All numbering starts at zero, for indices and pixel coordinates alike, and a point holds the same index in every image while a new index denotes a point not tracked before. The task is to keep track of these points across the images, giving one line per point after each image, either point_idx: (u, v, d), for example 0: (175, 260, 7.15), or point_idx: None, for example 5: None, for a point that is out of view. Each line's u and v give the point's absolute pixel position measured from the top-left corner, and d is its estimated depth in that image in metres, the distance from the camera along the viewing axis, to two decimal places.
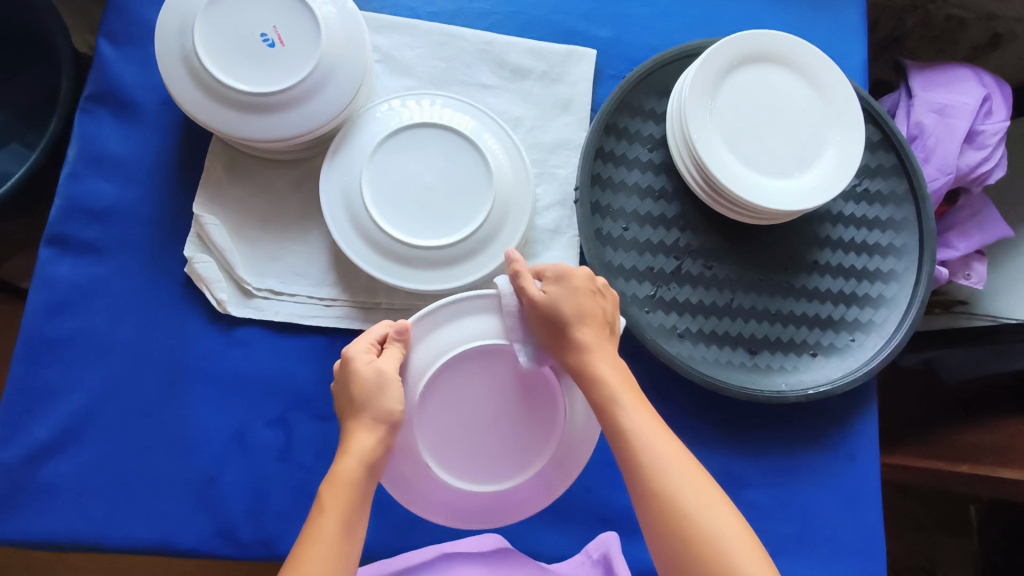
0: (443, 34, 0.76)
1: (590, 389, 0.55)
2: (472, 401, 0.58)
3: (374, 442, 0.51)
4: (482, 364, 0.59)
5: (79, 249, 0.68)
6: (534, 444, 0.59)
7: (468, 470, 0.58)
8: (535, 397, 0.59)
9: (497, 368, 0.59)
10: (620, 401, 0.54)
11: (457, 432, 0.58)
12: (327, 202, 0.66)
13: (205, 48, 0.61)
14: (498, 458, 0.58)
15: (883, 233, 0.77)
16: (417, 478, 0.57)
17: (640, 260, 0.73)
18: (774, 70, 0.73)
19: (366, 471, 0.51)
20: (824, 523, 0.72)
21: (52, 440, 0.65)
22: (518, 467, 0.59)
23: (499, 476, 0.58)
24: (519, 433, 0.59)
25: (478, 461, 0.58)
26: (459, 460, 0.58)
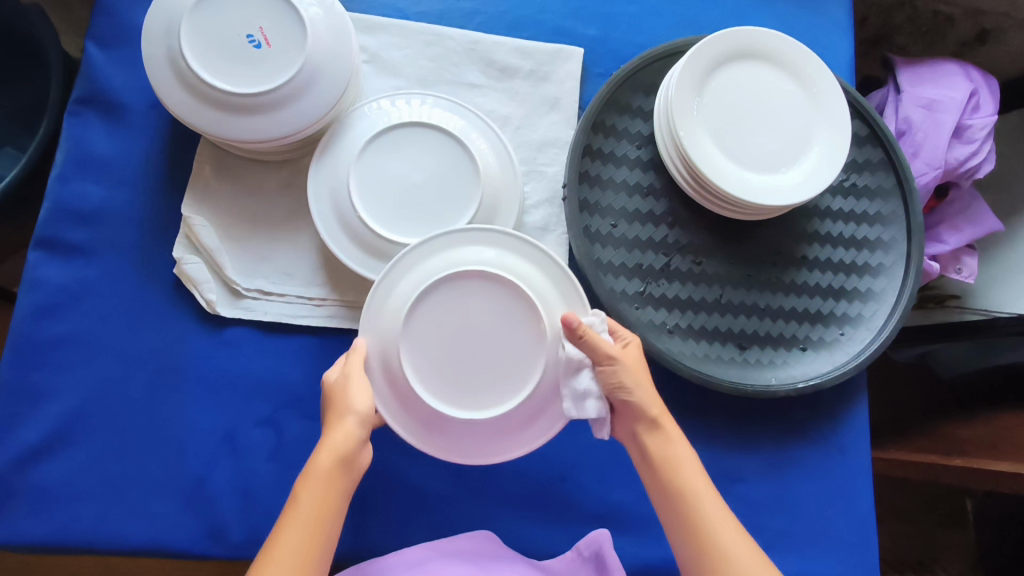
0: (430, 34, 0.76)
1: (639, 429, 0.59)
2: (451, 340, 0.56)
3: (346, 435, 0.53)
4: (432, 311, 0.56)
5: (68, 252, 0.68)
6: (529, 347, 0.56)
7: (490, 399, 0.56)
8: (490, 298, 0.57)
9: (457, 298, 0.57)
10: (669, 433, 0.58)
11: (455, 372, 0.56)
12: (315, 203, 0.66)
13: (191, 49, 0.61)
14: (502, 373, 0.56)
15: (871, 227, 0.77)
16: (434, 424, 0.57)
17: (629, 256, 0.73)
18: (760, 67, 0.73)
19: (341, 463, 0.53)
20: (816, 517, 0.72)
21: (42, 442, 0.65)
22: (523, 375, 0.56)
23: (509, 391, 0.56)
24: (509, 341, 0.57)
25: (487, 384, 0.56)
26: (468, 394, 0.56)
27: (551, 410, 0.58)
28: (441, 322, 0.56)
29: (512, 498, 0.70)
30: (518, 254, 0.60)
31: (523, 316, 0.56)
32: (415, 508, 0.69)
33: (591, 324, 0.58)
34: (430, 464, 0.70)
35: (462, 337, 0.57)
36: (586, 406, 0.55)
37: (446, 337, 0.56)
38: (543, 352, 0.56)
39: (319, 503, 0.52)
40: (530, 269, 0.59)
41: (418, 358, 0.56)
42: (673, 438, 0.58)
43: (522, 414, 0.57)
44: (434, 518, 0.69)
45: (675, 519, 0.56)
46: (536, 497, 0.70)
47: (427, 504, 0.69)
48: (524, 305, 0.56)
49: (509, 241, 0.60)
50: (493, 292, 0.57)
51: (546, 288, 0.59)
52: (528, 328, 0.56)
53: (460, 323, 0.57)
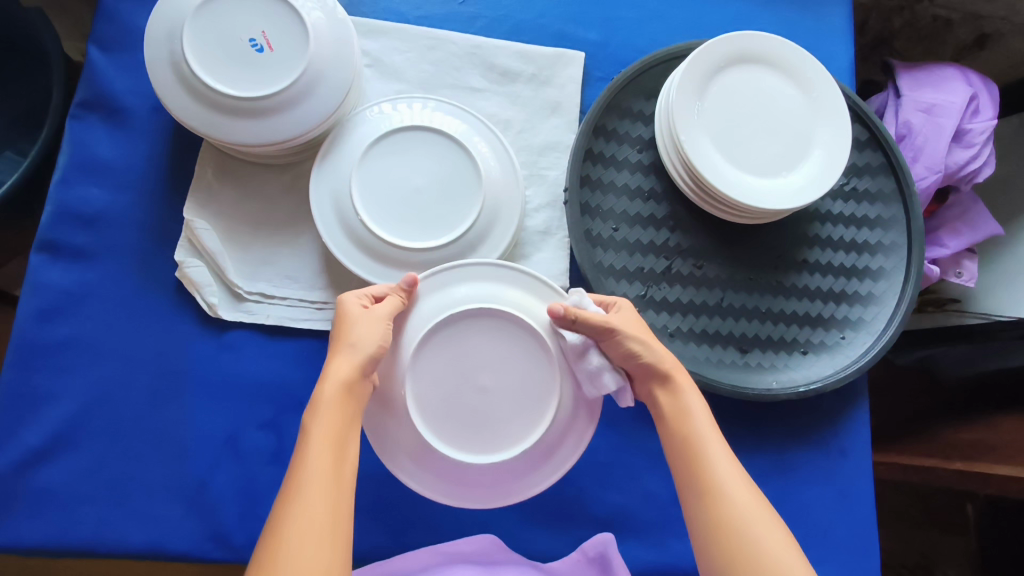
0: (432, 38, 0.76)
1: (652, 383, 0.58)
2: (457, 385, 0.57)
3: (348, 365, 0.52)
4: (430, 364, 0.56)
5: (71, 255, 0.68)
6: (538, 381, 0.57)
7: (513, 432, 0.57)
8: (482, 336, 0.57)
9: (455, 343, 0.57)
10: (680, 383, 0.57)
11: (466, 418, 0.56)
12: (317, 206, 0.66)
13: (194, 53, 0.61)
14: (513, 413, 0.57)
15: (871, 231, 0.77)
16: (446, 470, 0.56)
17: (631, 260, 0.73)
18: (760, 71, 0.73)
19: (346, 392, 0.51)
20: (818, 520, 0.72)
21: (43, 446, 0.64)
22: (535, 410, 0.57)
23: (526, 427, 0.56)
24: (512, 371, 0.57)
25: (502, 425, 0.57)
26: (481, 439, 0.56)
27: (573, 433, 0.58)
28: (443, 371, 0.56)
29: (514, 502, 0.69)
30: (524, 288, 0.60)
31: (528, 349, 0.57)
32: (417, 513, 0.69)
33: (578, 303, 0.57)
34: None
35: (468, 382, 0.57)
36: (604, 380, 0.55)
37: (452, 385, 0.56)
38: (551, 375, 0.57)
39: (331, 429, 0.49)
40: (538, 304, 0.60)
41: (432, 411, 0.56)
42: (685, 390, 0.57)
43: (534, 453, 0.57)
44: (435, 521, 0.69)
45: (687, 475, 0.53)
46: (538, 502, 0.70)
47: (429, 508, 0.69)
48: (522, 331, 0.57)
49: (515, 276, 0.60)
50: (495, 330, 0.57)
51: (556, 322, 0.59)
52: (535, 362, 0.57)
53: (465, 367, 0.57)
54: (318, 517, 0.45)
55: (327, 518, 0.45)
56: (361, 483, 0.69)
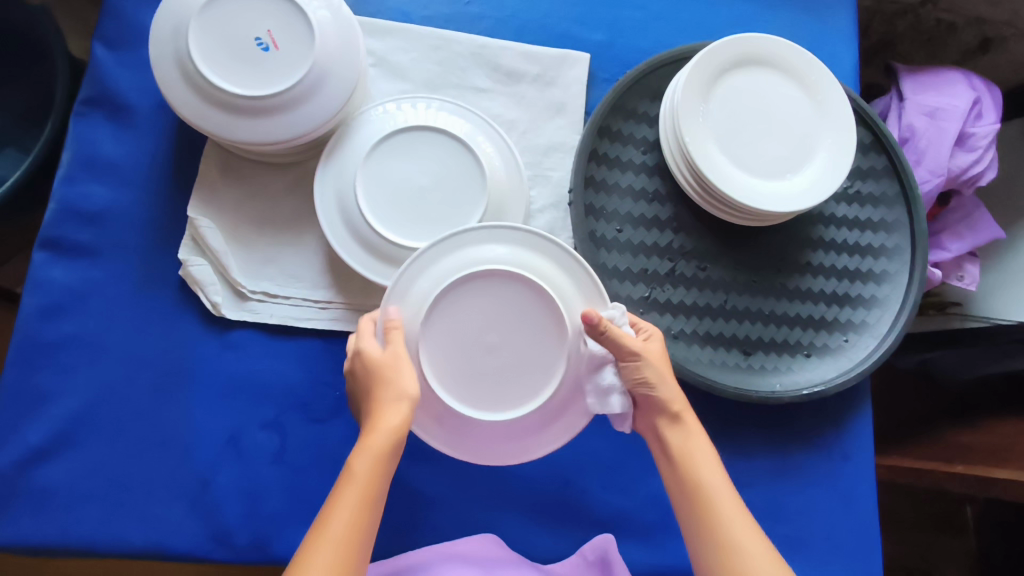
0: (437, 38, 0.76)
1: (661, 427, 0.59)
2: (466, 347, 0.55)
3: (398, 419, 0.51)
4: (434, 356, 0.55)
5: (74, 253, 0.68)
6: (548, 334, 0.55)
7: (544, 369, 0.56)
8: (460, 311, 0.55)
9: (446, 329, 0.55)
10: (688, 425, 0.58)
11: (482, 380, 0.56)
12: (322, 206, 0.66)
13: (200, 51, 0.61)
14: (529, 369, 0.56)
15: (875, 234, 0.77)
16: (460, 430, 0.57)
17: (635, 262, 0.73)
18: (765, 73, 0.73)
19: (391, 447, 0.51)
20: (821, 523, 0.72)
21: (46, 444, 0.64)
22: (549, 362, 0.56)
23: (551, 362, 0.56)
24: (507, 323, 0.56)
25: (520, 379, 0.56)
26: (523, 391, 0.56)
27: (572, 410, 0.58)
28: (450, 357, 0.55)
29: (517, 503, 0.69)
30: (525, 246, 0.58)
31: (528, 303, 0.56)
32: (419, 514, 0.69)
33: (613, 317, 0.57)
34: (434, 468, 0.69)
35: (479, 342, 0.56)
36: (610, 401, 0.56)
37: (462, 347, 0.55)
38: (541, 311, 0.56)
39: (369, 484, 0.50)
40: (514, 252, 0.58)
41: (468, 388, 0.56)
42: (693, 431, 0.58)
43: (546, 413, 0.57)
44: (438, 521, 0.69)
45: (696, 520, 0.55)
46: (541, 502, 0.70)
47: (431, 508, 0.69)
48: (491, 287, 0.55)
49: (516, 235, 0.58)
50: (498, 286, 0.55)
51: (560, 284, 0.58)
52: (536, 313, 0.56)
53: (473, 328, 0.55)
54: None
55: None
56: None
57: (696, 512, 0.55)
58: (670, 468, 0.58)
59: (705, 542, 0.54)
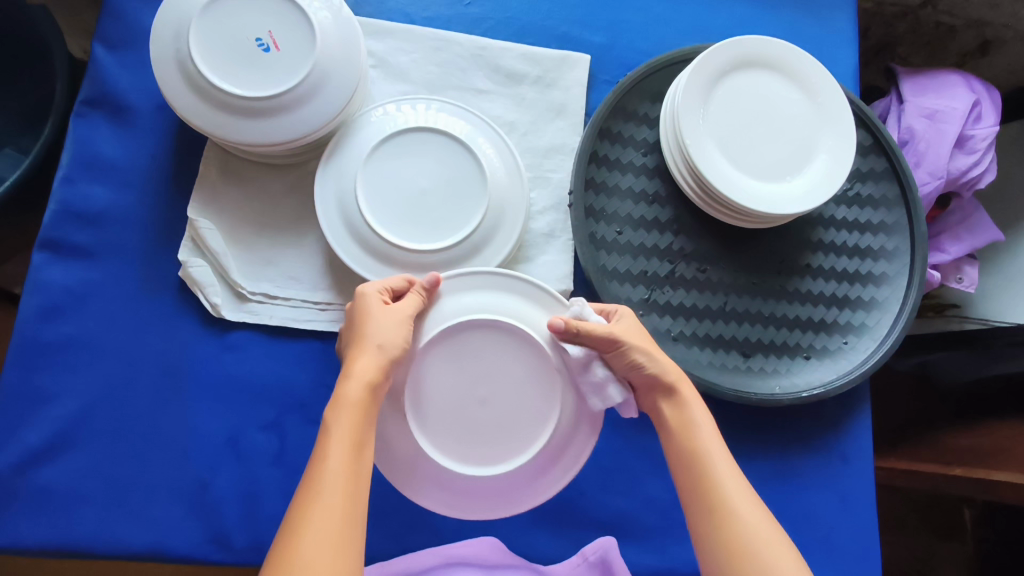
0: (437, 39, 0.76)
1: (656, 398, 0.57)
2: (457, 404, 0.57)
3: (374, 365, 0.51)
4: (427, 418, 0.56)
5: (73, 253, 0.68)
6: (539, 381, 0.57)
7: (536, 405, 0.57)
8: (445, 365, 0.56)
9: (434, 390, 0.56)
10: (685, 394, 0.56)
11: (477, 434, 0.56)
12: (322, 207, 0.66)
13: (200, 52, 0.61)
14: (523, 413, 0.57)
15: (875, 237, 0.77)
16: (453, 482, 0.56)
17: (635, 264, 0.73)
18: (765, 76, 0.73)
19: (369, 393, 0.50)
20: (821, 526, 0.72)
21: (45, 445, 0.64)
22: (541, 399, 0.57)
23: (542, 402, 0.57)
24: (492, 370, 0.57)
25: (515, 429, 0.57)
26: (519, 437, 0.56)
27: (578, 438, 0.57)
28: (442, 415, 0.56)
29: None
30: (522, 297, 0.59)
31: (507, 345, 0.57)
32: (418, 516, 0.69)
33: (578, 314, 0.57)
34: None
35: (468, 395, 0.57)
36: (610, 393, 0.55)
37: (452, 402, 0.56)
38: (519, 353, 0.57)
39: (351, 430, 0.48)
40: (494, 297, 0.59)
41: (467, 445, 0.56)
42: (692, 403, 0.56)
43: (551, 445, 0.56)
44: (437, 523, 0.68)
45: (698, 489, 0.52)
46: (540, 505, 0.70)
47: (431, 511, 0.69)
48: (469, 338, 0.57)
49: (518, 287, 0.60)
50: (486, 336, 0.57)
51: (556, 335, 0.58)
52: (517, 355, 0.57)
53: (461, 385, 0.57)
54: (335, 516, 0.44)
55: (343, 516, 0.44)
56: None
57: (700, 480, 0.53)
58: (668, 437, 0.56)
59: (702, 509, 0.52)
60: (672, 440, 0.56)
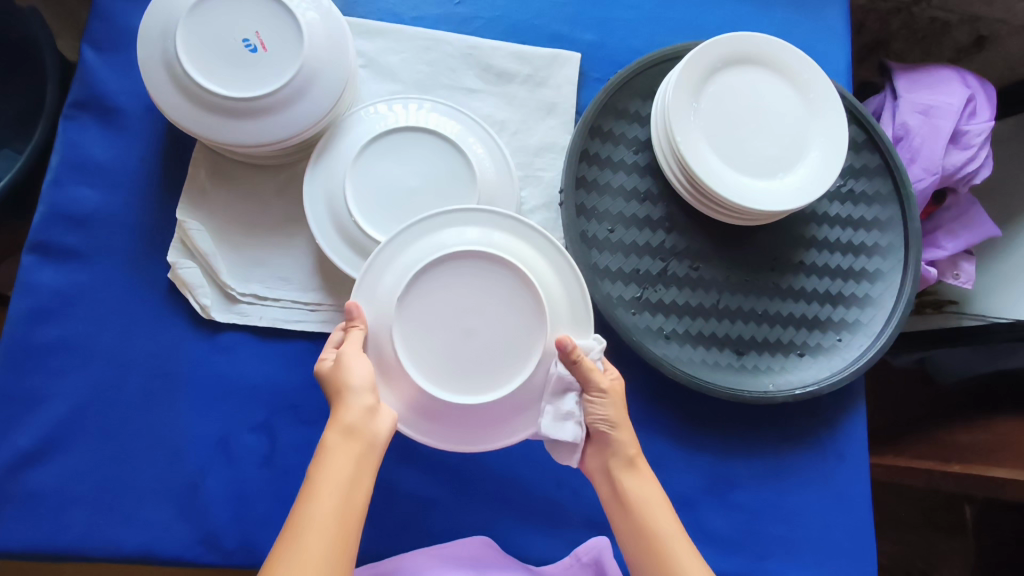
0: (427, 39, 0.76)
1: (606, 477, 0.60)
2: (474, 351, 0.55)
3: (352, 409, 0.52)
4: (430, 366, 0.55)
5: (63, 256, 0.68)
6: (511, 293, 0.56)
7: (518, 313, 0.56)
8: (428, 314, 0.55)
9: (426, 339, 0.55)
10: (640, 468, 0.59)
11: (481, 363, 0.55)
12: (311, 207, 0.66)
13: (186, 53, 0.61)
14: (510, 324, 0.56)
15: (868, 233, 0.77)
16: (483, 419, 0.56)
17: (626, 262, 0.73)
18: (756, 73, 0.73)
19: (351, 435, 0.52)
20: (815, 525, 0.72)
21: (35, 448, 0.64)
22: (521, 306, 0.56)
23: (521, 307, 0.56)
24: (465, 297, 0.56)
25: (511, 306, 0.56)
26: (517, 347, 0.55)
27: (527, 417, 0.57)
28: (444, 355, 0.55)
29: (508, 505, 0.69)
30: (488, 227, 0.59)
31: (473, 269, 0.56)
32: (411, 516, 0.68)
33: (588, 350, 0.58)
34: (426, 471, 0.69)
35: (463, 341, 0.55)
36: (565, 427, 0.56)
37: (456, 356, 0.55)
38: (480, 274, 0.56)
39: (339, 475, 0.50)
40: (453, 233, 0.58)
41: (482, 375, 0.55)
42: (646, 477, 0.59)
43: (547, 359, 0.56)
44: (429, 523, 0.68)
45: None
46: (533, 505, 0.69)
47: (423, 511, 0.68)
48: (438, 279, 0.55)
49: (490, 219, 0.59)
50: (446, 274, 0.56)
51: (524, 249, 0.59)
52: (483, 274, 0.56)
53: (456, 355, 0.55)
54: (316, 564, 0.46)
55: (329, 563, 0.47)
56: None
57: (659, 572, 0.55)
58: (617, 517, 0.59)
59: None
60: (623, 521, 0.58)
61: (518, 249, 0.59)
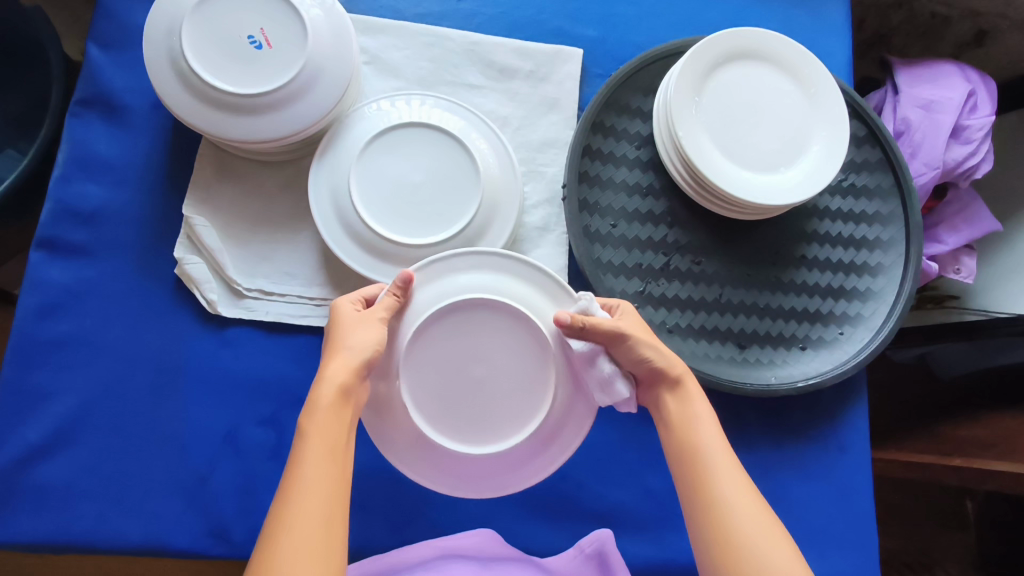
0: (430, 35, 0.76)
1: (655, 400, 0.59)
2: (494, 390, 0.56)
3: (350, 369, 0.51)
4: (453, 422, 0.56)
5: (70, 252, 0.68)
6: (503, 334, 0.56)
7: (516, 351, 0.56)
8: (433, 378, 0.56)
9: (442, 400, 0.55)
10: (687, 388, 0.57)
11: (500, 406, 0.56)
12: (316, 202, 0.66)
13: (192, 49, 0.62)
14: (512, 363, 0.56)
15: (870, 227, 0.77)
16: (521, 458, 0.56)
17: (629, 257, 0.73)
18: (758, 68, 0.73)
19: (343, 400, 0.50)
20: (817, 517, 0.73)
21: (44, 443, 0.65)
22: (516, 344, 0.56)
23: (517, 346, 0.56)
24: (462, 350, 0.56)
25: (507, 344, 0.56)
26: (529, 384, 0.56)
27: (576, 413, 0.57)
28: (465, 409, 0.56)
29: (513, 498, 0.70)
30: (464, 270, 0.57)
31: (461, 321, 0.56)
32: (417, 508, 0.69)
33: (584, 309, 0.55)
34: None
35: (479, 388, 0.56)
36: (616, 388, 0.54)
37: (474, 408, 0.56)
38: (466, 324, 0.56)
39: (330, 439, 0.48)
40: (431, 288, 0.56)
41: (509, 416, 0.56)
42: (695, 397, 0.57)
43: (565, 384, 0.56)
44: (434, 516, 0.69)
45: (706, 495, 0.53)
46: (537, 497, 0.70)
47: (429, 504, 0.69)
48: (432, 343, 0.55)
49: (463, 260, 0.58)
50: (437, 332, 0.55)
51: (504, 282, 0.58)
52: (471, 322, 0.56)
53: (488, 403, 0.56)
54: (315, 525, 0.45)
55: (325, 531, 0.45)
56: (362, 480, 0.69)
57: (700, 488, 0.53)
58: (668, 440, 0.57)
59: (705, 507, 0.52)
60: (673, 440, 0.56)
61: (462, 282, 0.57)
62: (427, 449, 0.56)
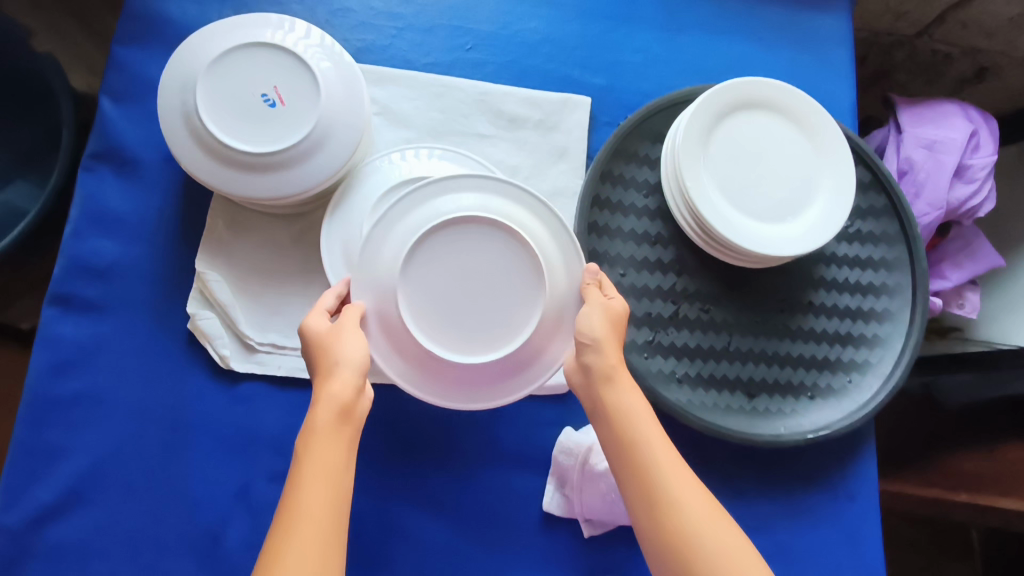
0: (440, 86, 0.77)
1: (595, 403, 0.56)
2: (490, 295, 0.57)
3: (342, 385, 0.52)
4: (469, 337, 0.57)
5: (84, 308, 0.68)
6: (478, 245, 0.57)
7: (494, 258, 0.57)
8: (436, 310, 0.56)
9: (451, 324, 0.56)
10: (616, 380, 0.56)
11: (502, 308, 0.57)
12: (327, 254, 0.67)
13: (207, 110, 0.62)
14: (494, 270, 0.57)
15: (876, 273, 0.78)
16: (532, 359, 0.58)
17: (638, 305, 0.73)
18: (764, 116, 0.74)
19: (341, 414, 0.52)
20: (829, 567, 0.72)
21: (58, 501, 0.65)
22: (490, 251, 0.57)
23: (491, 255, 0.57)
24: (446, 275, 0.57)
25: (483, 253, 0.57)
26: (518, 279, 0.57)
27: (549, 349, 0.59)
28: (477, 322, 0.57)
29: (526, 551, 0.70)
30: (426, 199, 0.59)
31: (437, 250, 0.56)
32: (428, 564, 0.68)
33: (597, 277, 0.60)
34: (442, 518, 0.69)
35: (477, 298, 0.57)
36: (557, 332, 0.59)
37: (481, 318, 0.57)
38: (438, 252, 0.56)
39: (328, 456, 0.50)
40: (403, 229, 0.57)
41: (517, 312, 0.57)
42: (627, 389, 0.56)
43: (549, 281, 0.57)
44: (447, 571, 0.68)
45: (652, 511, 0.52)
46: (550, 550, 0.70)
47: (441, 559, 0.69)
48: (420, 280, 0.56)
49: (427, 189, 0.59)
50: (421, 265, 0.56)
51: (468, 199, 0.58)
52: (445, 246, 0.57)
53: (489, 308, 0.57)
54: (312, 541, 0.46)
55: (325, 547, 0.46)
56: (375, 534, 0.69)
57: (645, 496, 0.52)
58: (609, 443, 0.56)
59: (649, 513, 0.52)
60: (614, 443, 0.55)
61: (442, 206, 0.58)
62: (438, 369, 0.57)
